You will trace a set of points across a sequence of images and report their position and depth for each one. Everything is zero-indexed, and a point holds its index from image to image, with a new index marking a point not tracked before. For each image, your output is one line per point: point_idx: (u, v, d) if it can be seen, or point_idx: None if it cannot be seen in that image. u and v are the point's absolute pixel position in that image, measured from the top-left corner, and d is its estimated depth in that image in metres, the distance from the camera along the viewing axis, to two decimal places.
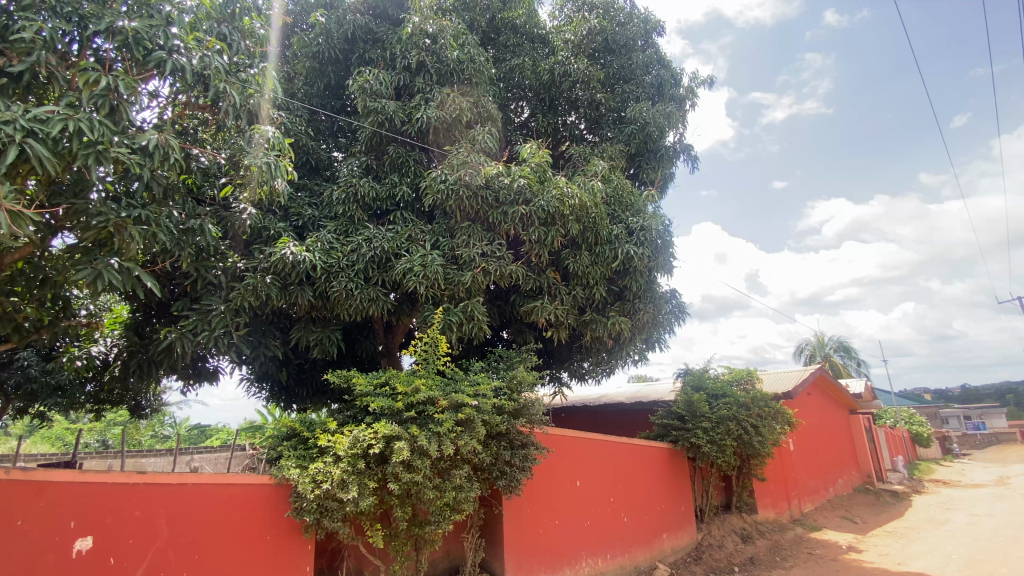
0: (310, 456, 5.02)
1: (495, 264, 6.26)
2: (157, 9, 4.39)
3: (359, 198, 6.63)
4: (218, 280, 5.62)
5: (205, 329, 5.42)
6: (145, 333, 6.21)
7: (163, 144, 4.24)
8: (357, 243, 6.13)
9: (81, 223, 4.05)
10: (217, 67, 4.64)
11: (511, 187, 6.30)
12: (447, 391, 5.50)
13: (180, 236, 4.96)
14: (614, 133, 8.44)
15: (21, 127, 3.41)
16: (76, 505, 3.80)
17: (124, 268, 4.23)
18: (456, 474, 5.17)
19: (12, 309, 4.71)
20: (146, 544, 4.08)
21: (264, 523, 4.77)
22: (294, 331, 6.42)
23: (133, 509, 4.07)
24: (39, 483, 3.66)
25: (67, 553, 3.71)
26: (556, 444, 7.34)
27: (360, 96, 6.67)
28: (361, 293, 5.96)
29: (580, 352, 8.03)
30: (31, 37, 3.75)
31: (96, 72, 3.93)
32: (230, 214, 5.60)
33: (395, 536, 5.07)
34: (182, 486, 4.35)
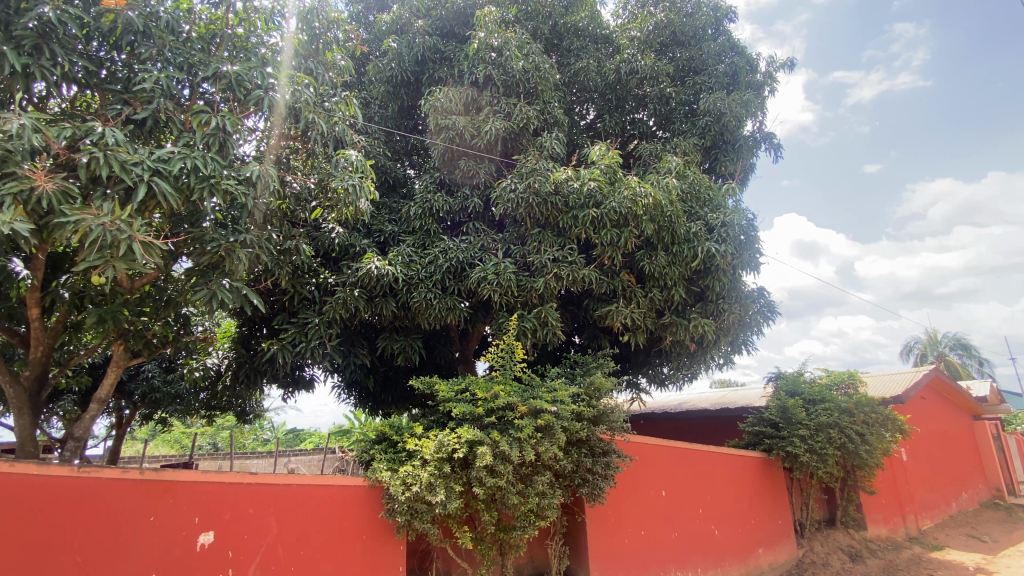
0: (399, 459, 5.25)
1: (567, 270, 6.17)
2: (254, 52, 4.86)
3: (434, 212, 6.89)
4: (313, 295, 6.13)
5: (303, 340, 5.91)
6: (251, 345, 6.80)
7: (264, 173, 4.66)
8: (434, 255, 6.36)
9: (198, 249, 4.54)
10: (306, 99, 5.03)
11: (581, 192, 6.18)
12: (525, 397, 5.50)
13: (280, 257, 5.47)
14: (686, 127, 8.15)
15: (148, 167, 3.90)
16: (199, 502, 4.24)
17: (234, 287, 4.67)
18: (539, 480, 5.18)
19: (143, 327, 5.34)
20: (258, 540, 4.46)
21: (360, 523, 5.04)
22: (379, 340, 6.78)
23: (247, 507, 4.47)
24: (169, 481, 4.12)
25: (193, 546, 4.14)
26: (639, 452, 7.12)
27: (432, 115, 6.88)
28: (439, 303, 6.17)
29: (660, 356, 7.77)
30: (152, 87, 4.30)
31: (207, 114, 4.41)
32: (321, 234, 6.17)
33: (482, 540, 5.16)
34: (286, 487, 4.71)
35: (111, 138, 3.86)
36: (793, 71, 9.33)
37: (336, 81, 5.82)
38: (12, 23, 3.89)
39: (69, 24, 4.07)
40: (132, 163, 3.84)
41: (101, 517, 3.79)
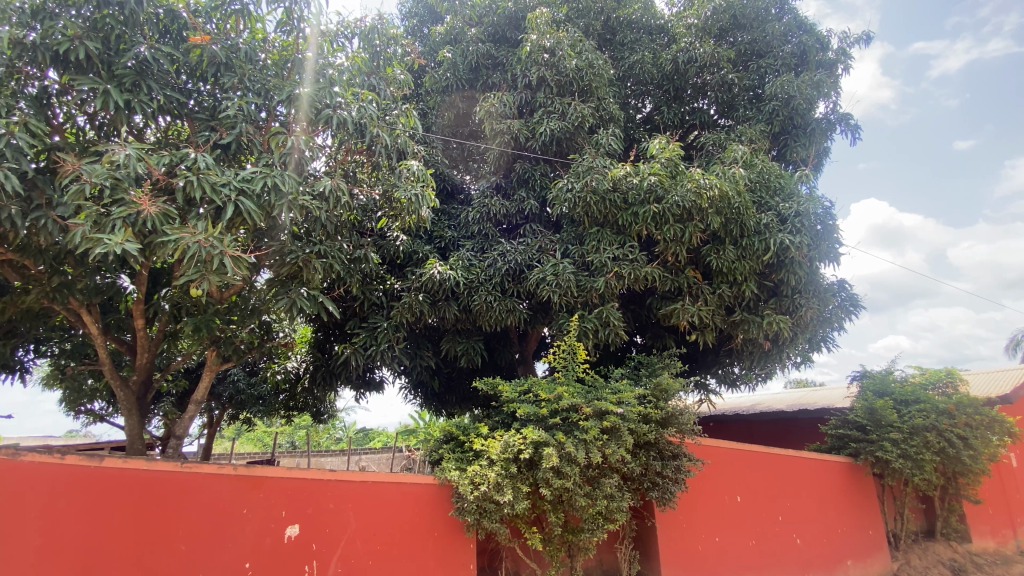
0: (467, 459, 5.37)
1: (628, 268, 6.02)
2: (323, 74, 5.16)
3: (492, 216, 7.00)
4: (380, 300, 6.39)
5: (373, 344, 6.18)
6: (326, 349, 7.19)
7: (335, 188, 4.96)
8: (493, 258, 6.44)
9: (279, 261, 4.92)
10: (371, 115, 5.29)
11: (641, 187, 6.02)
12: (589, 399, 5.42)
13: (350, 265, 5.76)
14: (752, 113, 7.78)
15: (234, 188, 4.24)
16: (285, 497, 4.55)
17: (312, 295, 5.02)
18: (607, 483, 5.12)
19: (232, 333, 5.80)
20: (338, 534, 4.73)
21: (431, 519, 5.21)
22: (443, 342, 6.96)
23: (327, 503, 4.75)
24: (259, 477, 4.45)
25: (281, 538, 4.45)
26: (711, 456, 6.85)
27: (487, 120, 6.96)
28: (500, 305, 6.26)
29: (730, 355, 7.46)
30: (235, 113, 4.67)
31: (283, 135, 4.73)
32: (386, 242, 6.39)
33: (550, 541, 5.17)
34: (363, 484, 4.96)
35: (202, 163, 4.24)
36: (870, 46, 8.65)
37: (396, 94, 6.09)
38: (113, 64, 4.35)
39: (161, 60, 4.49)
40: (222, 185, 4.19)
41: (202, 508, 4.17)
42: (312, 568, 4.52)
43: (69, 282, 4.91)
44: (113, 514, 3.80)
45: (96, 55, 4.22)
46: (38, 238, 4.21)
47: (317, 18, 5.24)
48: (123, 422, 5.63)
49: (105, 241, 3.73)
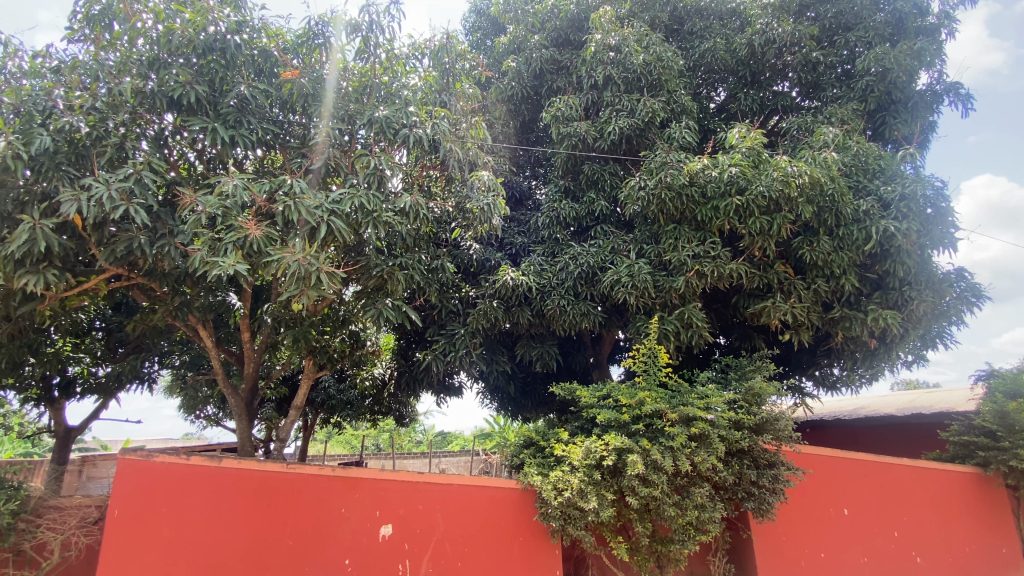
0: (548, 464, 5.35)
1: (710, 265, 5.74)
2: (398, 96, 5.42)
3: (562, 220, 6.94)
4: (457, 308, 6.57)
5: (451, 350, 6.31)
6: (408, 356, 7.48)
7: (415, 203, 5.21)
8: (565, 262, 6.37)
9: (366, 274, 5.22)
10: (444, 130, 5.47)
11: (721, 180, 5.72)
12: (674, 404, 5.22)
13: (429, 275, 5.97)
14: (841, 91, 7.19)
15: (326, 210, 4.57)
16: (378, 498, 4.92)
17: (396, 305, 5.31)
18: (697, 492, 4.91)
19: (325, 342, 6.21)
20: (428, 534, 4.99)
21: (516, 523, 5.26)
22: (518, 348, 6.99)
23: (417, 504, 5.03)
24: (355, 478, 4.89)
25: (376, 536, 4.84)
26: (812, 465, 6.35)
27: (554, 124, 6.97)
28: (574, 309, 6.19)
29: (828, 355, 6.90)
30: (323, 140, 5.03)
31: (368, 157, 5.07)
32: (461, 251, 6.59)
33: (638, 551, 5.03)
34: (450, 487, 5.15)
35: (298, 188, 4.58)
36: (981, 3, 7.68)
37: (466, 107, 6.19)
38: (218, 103, 4.83)
39: (258, 96, 4.94)
40: (315, 207, 4.53)
41: (306, 505, 4.71)
42: (405, 566, 4.85)
43: (187, 300, 5.48)
44: (239, 504, 4.52)
45: (204, 98, 4.71)
46: (163, 263, 4.74)
47: (391, 43, 5.52)
48: (235, 425, 6.23)
49: (221, 264, 4.15)
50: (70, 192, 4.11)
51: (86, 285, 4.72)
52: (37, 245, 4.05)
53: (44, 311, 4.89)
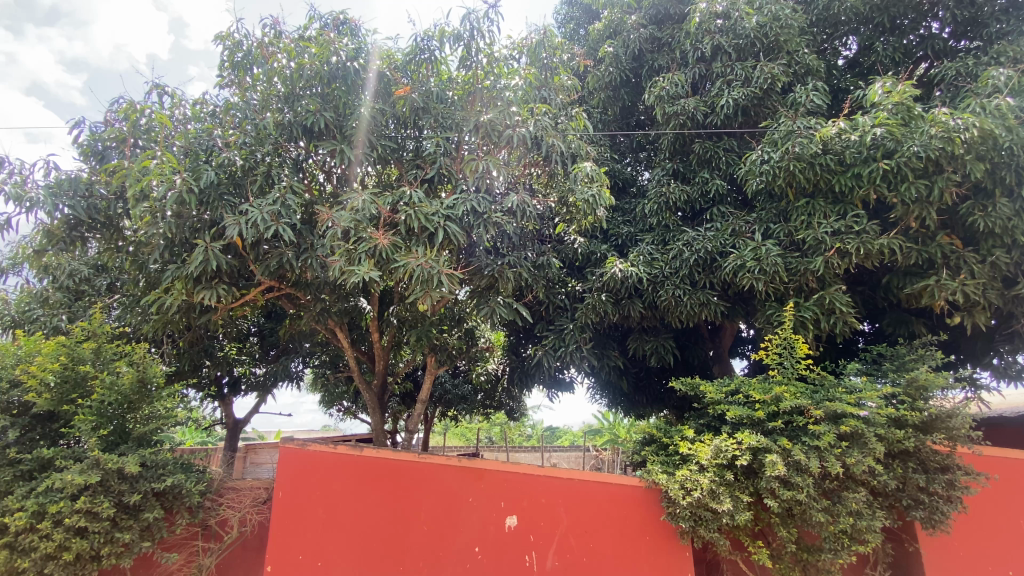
0: (673, 463, 5.13)
1: (854, 242, 5.09)
2: (502, 97, 5.52)
3: (671, 205, 6.53)
4: (565, 303, 6.48)
5: (562, 345, 6.21)
6: (519, 352, 7.49)
7: (522, 201, 5.27)
8: (677, 249, 6.05)
9: (478, 274, 5.40)
10: (547, 125, 5.46)
11: (862, 144, 5.06)
12: (817, 399, 4.73)
13: (537, 271, 6.00)
14: (1011, 24, 5.99)
15: (442, 216, 4.89)
16: (503, 490, 5.08)
17: (507, 303, 5.44)
18: (851, 498, 4.42)
19: (444, 340, 6.54)
20: (553, 527, 5.04)
21: (643, 522, 5.09)
22: (630, 342, 6.76)
23: (540, 497, 5.10)
24: (480, 469, 5.10)
25: (503, 527, 5.01)
26: (996, 468, 5.38)
27: (658, 105, 6.62)
28: (691, 299, 5.84)
29: (1010, 339, 5.82)
30: (434, 149, 5.32)
31: (476, 160, 5.24)
32: (565, 246, 6.49)
33: (781, 558, 4.64)
34: (571, 482, 5.14)
35: (417, 198, 4.94)
36: None
37: (566, 100, 6.12)
38: (343, 126, 5.31)
39: (376, 114, 5.35)
40: (432, 214, 4.86)
41: (437, 493, 5.02)
42: (532, 558, 4.96)
43: (325, 306, 6.08)
44: (380, 490, 4.98)
45: (331, 122, 5.21)
46: (305, 273, 5.30)
47: (491, 47, 5.63)
48: (370, 419, 6.82)
49: (357, 271, 4.55)
50: (233, 217, 4.74)
51: (247, 297, 5.45)
52: (210, 264, 4.73)
53: (217, 320, 5.71)
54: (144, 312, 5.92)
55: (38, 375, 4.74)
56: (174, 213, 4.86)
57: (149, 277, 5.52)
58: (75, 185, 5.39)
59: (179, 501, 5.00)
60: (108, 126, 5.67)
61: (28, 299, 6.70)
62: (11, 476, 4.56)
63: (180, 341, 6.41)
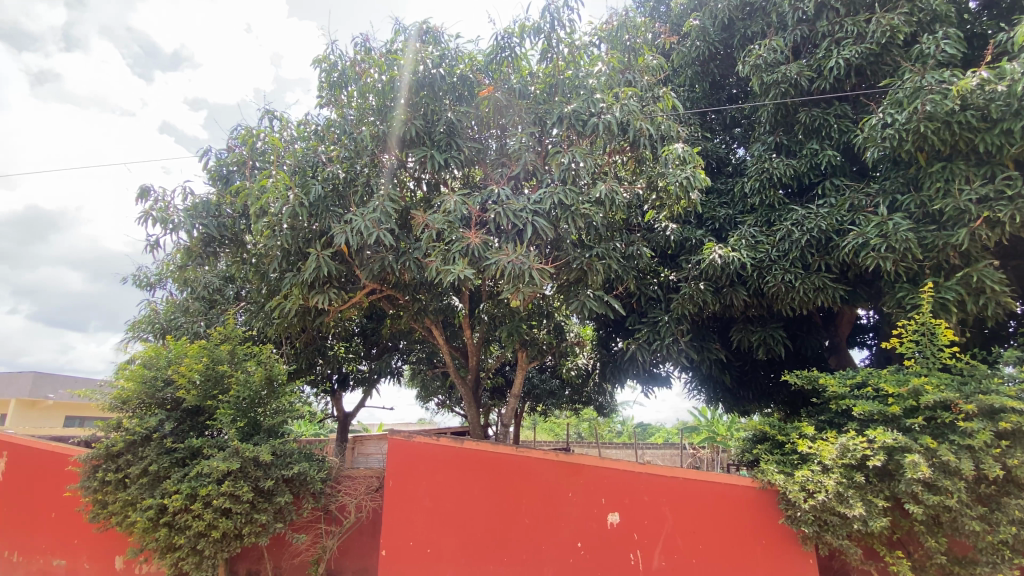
0: (792, 463, 4.74)
1: (1006, 209, 4.39)
2: (585, 87, 5.43)
3: (776, 181, 6.02)
4: (658, 294, 6.21)
5: (657, 338, 5.95)
6: (610, 345, 7.29)
7: (611, 190, 5.14)
8: (785, 230, 5.58)
9: (566, 268, 5.31)
10: (634, 109, 5.28)
11: (1012, 95, 4.32)
12: (967, 392, 4.13)
13: (627, 262, 5.81)
14: None
15: (531, 212, 4.89)
16: (603, 486, 5.01)
17: (598, 296, 5.33)
18: (1015, 505, 3.82)
19: (534, 335, 6.57)
20: (658, 526, 4.88)
21: (756, 525, 4.75)
22: (734, 333, 6.36)
23: (642, 495, 4.95)
24: (578, 465, 5.07)
25: (605, 523, 4.93)
26: None
27: (755, 76, 6.14)
28: (804, 284, 5.35)
29: None
30: (519, 145, 5.36)
31: (562, 153, 5.20)
32: (657, 234, 6.25)
33: (925, 571, 4.12)
34: (675, 479, 4.94)
35: (505, 196, 5.04)
36: None
37: (652, 81, 5.87)
38: (432, 132, 5.53)
39: (462, 117, 5.49)
40: (521, 210, 4.89)
41: (536, 487, 5.08)
42: (637, 556, 4.83)
43: (422, 305, 6.38)
44: (482, 482, 5.15)
45: (421, 130, 5.45)
46: (403, 274, 5.59)
47: (572, 36, 5.58)
48: (467, 413, 7.04)
49: (452, 270, 4.71)
50: (340, 226, 5.13)
51: (353, 299, 5.86)
52: (322, 271, 5.15)
53: (327, 322, 6.20)
54: (267, 316, 6.59)
55: (187, 374, 5.43)
56: (289, 226, 5.34)
57: (270, 285, 6.13)
58: (207, 207, 6.12)
59: (304, 487, 5.51)
60: (230, 152, 6.38)
61: (174, 308, 7.72)
62: (169, 462, 5.25)
63: (297, 341, 7.06)
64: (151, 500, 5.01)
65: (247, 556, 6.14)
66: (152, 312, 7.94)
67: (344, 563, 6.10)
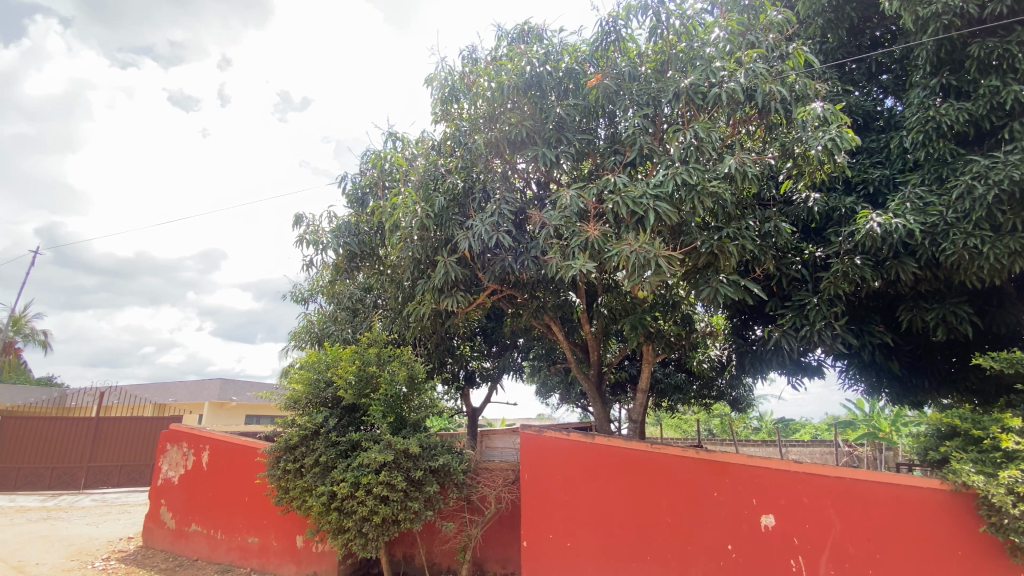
0: (994, 462, 3.95)
1: None
2: (701, 58, 5.13)
3: (946, 129, 5.11)
4: (802, 275, 5.56)
5: (805, 323, 5.34)
6: (747, 335, 6.68)
7: (740, 164, 4.76)
8: (963, 184, 4.68)
9: (694, 253, 4.99)
10: (762, 72, 4.85)
11: None
12: None
13: (763, 242, 5.31)
14: None
15: (652, 198, 4.71)
16: (753, 486, 4.64)
17: (732, 281, 4.94)
18: None
19: (660, 327, 6.30)
20: (823, 531, 4.38)
21: (949, 536, 4.05)
22: (901, 313, 5.51)
23: (801, 496, 4.49)
24: (722, 463, 4.76)
25: (758, 526, 4.56)
26: None
27: (906, 11, 5.27)
28: (995, 249, 4.48)
29: None
30: (633, 131, 5.22)
31: (682, 132, 4.97)
32: (795, 208, 5.64)
33: None
34: (840, 480, 4.40)
35: (621, 183, 4.89)
36: None
37: (778, 40, 5.32)
38: (542, 130, 5.58)
39: (572, 111, 5.49)
40: (641, 197, 4.72)
41: (678, 485, 4.86)
42: (800, 563, 4.39)
43: (543, 302, 6.47)
44: (618, 479, 5.07)
45: (532, 129, 5.53)
46: (524, 273, 5.71)
47: (682, 7, 5.33)
48: (594, 408, 6.98)
49: (574, 264, 4.72)
50: (463, 233, 5.41)
51: (479, 301, 6.12)
52: (450, 276, 5.46)
53: (457, 323, 6.56)
54: (404, 321, 7.18)
55: (343, 375, 6.08)
56: (419, 237, 5.73)
57: (404, 292, 6.68)
58: (348, 227, 6.84)
59: (448, 478, 5.91)
60: (363, 176, 7.06)
61: (325, 320, 8.72)
62: (334, 454, 5.93)
63: (430, 342, 7.58)
64: (323, 487, 5.67)
65: (402, 540, 6.73)
66: (308, 324, 9.05)
67: (488, 552, 6.38)
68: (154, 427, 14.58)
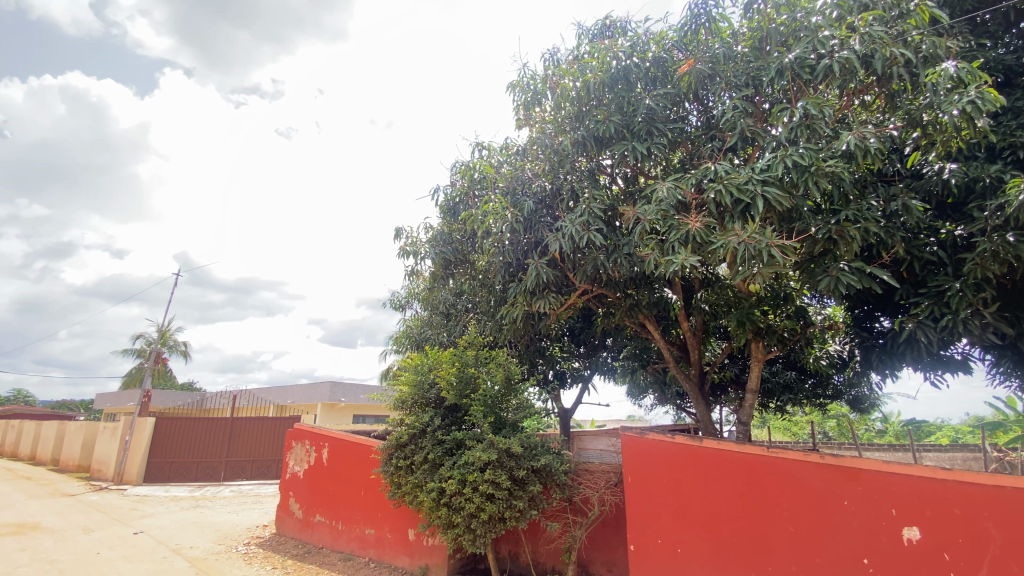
0: None
1: None
2: (805, 29, 4.80)
3: None
4: (938, 257, 4.93)
5: (946, 312, 4.73)
6: (872, 327, 6.10)
7: (861, 138, 4.34)
8: None
9: (808, 239, 4.63)
10: (880, 36, 4.39)
11: None
12: None
13: (889, 222, 4.79)
14: None
15: (759, 183, 4.44)
16: (892, 495, 4.19)
17: (855, 268, 4.47)
18: None
19: (771, 322, 5.91)
20: (983, 548, 3.82)
21: None
22: None
23: (952, 508, 3.97)
24: (852, 469, 4.36)
25: (899, 539, 4.10)
26: None
27: None
28: None
29: None
30: (733, 114, 4.95)
31: (789, 109, 4.66)
32: (926, 181, 5.02)
33: None
34: (1002, 490, 3.82)
35: (723, 171, 4.67)
36: None
37: None
38: (630, 124, 5.44)
39: (661, 102, 5.31)
40: (747, 183, 4.49)
41: (802, 492, 4.50)
42: None
43: (637, 300, 6.32)
44: (731, 484, 4.82)
45: (619, 124, 5.41)
46: (619, 271, 5.61)
47: None
48: (697, 409, 6.69)
49: (675, 259, 4.54)
50: (554, 235, 5.45)
51: (571, 301, 6.12)
52: (542, 277, 5.52)
53: (550, 324, 6.60)
54: (498, 324, 7.39)
55: (446, 376, 6.34)
56: (510, 241, 5.85)
57: (498, 296, 6.89)
58: (443, 236, 7.16)
59: (550, 478, 5.97)
60: (453, 186, 7.35)
61: (422, 325, 9.19)
62: (441, 452, 6.21)
63: (523, 344, 7.72)
64: (432, 483, 5.96)
65: (507, 537, 6.89)
66: (407, 329, 9.58)
67: (594, 553, 6.35)
68: (277, 426, 16.20)
